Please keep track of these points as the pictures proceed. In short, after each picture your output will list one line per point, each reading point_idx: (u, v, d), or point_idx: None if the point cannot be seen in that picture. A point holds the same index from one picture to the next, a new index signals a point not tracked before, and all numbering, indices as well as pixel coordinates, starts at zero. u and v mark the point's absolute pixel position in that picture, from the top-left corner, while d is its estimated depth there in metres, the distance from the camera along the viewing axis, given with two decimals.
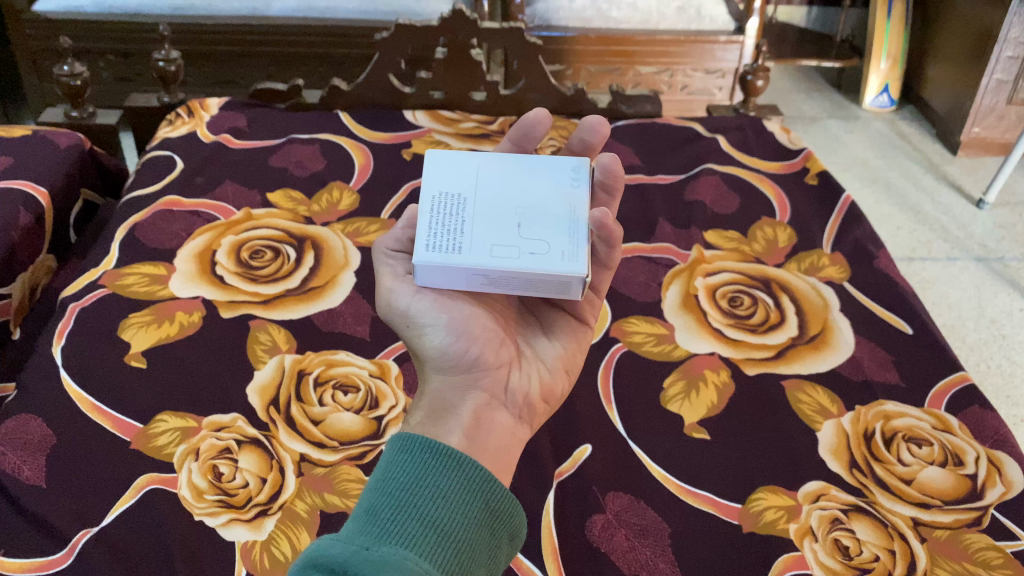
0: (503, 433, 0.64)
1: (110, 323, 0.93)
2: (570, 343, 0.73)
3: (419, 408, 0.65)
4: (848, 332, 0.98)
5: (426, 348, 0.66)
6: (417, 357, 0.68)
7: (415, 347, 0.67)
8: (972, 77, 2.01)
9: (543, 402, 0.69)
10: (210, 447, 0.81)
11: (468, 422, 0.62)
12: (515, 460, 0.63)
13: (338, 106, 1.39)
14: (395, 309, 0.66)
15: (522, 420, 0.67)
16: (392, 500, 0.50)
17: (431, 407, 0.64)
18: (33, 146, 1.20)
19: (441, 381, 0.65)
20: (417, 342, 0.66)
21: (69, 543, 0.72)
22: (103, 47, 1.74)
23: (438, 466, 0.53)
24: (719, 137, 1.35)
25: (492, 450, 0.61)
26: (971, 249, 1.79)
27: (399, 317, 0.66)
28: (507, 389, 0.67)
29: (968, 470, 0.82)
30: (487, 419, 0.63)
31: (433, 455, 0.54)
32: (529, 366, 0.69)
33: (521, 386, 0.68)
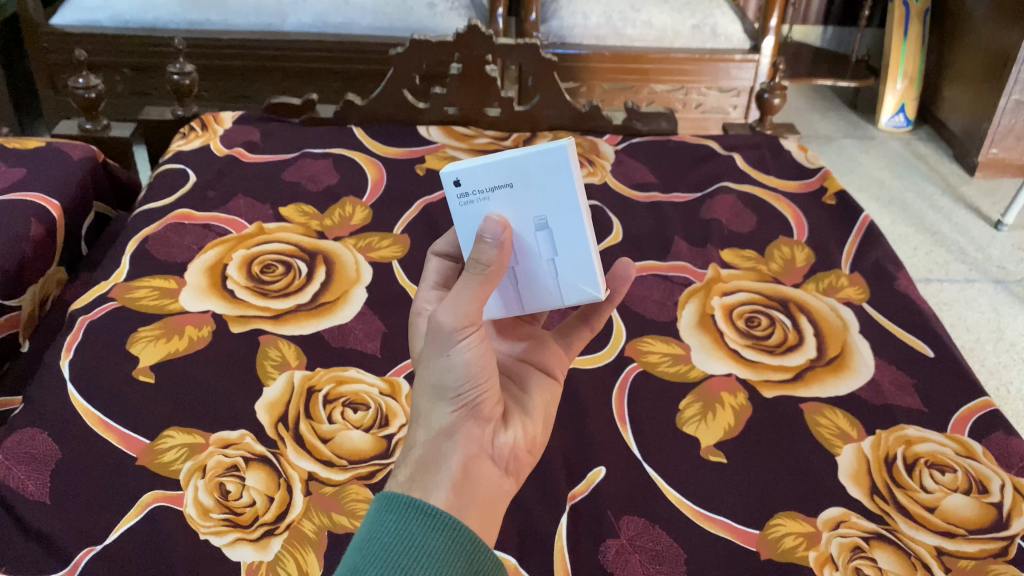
0: (491, 487, 0.57)
1: (120, 337, 0.92)
2: (543, 394, 0.68)
3: (408, 453, 0.56)
4: (868, 354, 0.96)
5: (437, 382, 0.57)
6: (418, 389, 0.58)
7: (424, 377, 0.58)
8: (990, 97, 1.99)
9: (527, 456, 0.63)
10: (217, 464, 0.80)
11: (458, 475, 0.55)
12: (497, 519, 0.57)
13: (352, 121, 1.39)
14: (444, 325, 0.56)
15: (508, 473, 0.60)
16: (377, 564, 0.48)
17: (424, 454, 0.56)
18: (47, 158, 1.20)
19: (440, 422, 0.57)
20: (431, 371, 0.57)
21: (71, 561, 0.70)
22: (119, 61, 1.75)
23: (425, 526, 0.50)
24: (735, 156, 1.34)
25: (478, 507, 0.55)
26: (989, 272, 1.77)
27: (437, 336, 0.56)
28: (495, 442, 0.60)
29: (993, 498, 0.79)
30: (478, 472, 0.57)
31: (420, 515, 0.51)
32: (516, 418, 0.63)
33: (510, 439, 0.61)
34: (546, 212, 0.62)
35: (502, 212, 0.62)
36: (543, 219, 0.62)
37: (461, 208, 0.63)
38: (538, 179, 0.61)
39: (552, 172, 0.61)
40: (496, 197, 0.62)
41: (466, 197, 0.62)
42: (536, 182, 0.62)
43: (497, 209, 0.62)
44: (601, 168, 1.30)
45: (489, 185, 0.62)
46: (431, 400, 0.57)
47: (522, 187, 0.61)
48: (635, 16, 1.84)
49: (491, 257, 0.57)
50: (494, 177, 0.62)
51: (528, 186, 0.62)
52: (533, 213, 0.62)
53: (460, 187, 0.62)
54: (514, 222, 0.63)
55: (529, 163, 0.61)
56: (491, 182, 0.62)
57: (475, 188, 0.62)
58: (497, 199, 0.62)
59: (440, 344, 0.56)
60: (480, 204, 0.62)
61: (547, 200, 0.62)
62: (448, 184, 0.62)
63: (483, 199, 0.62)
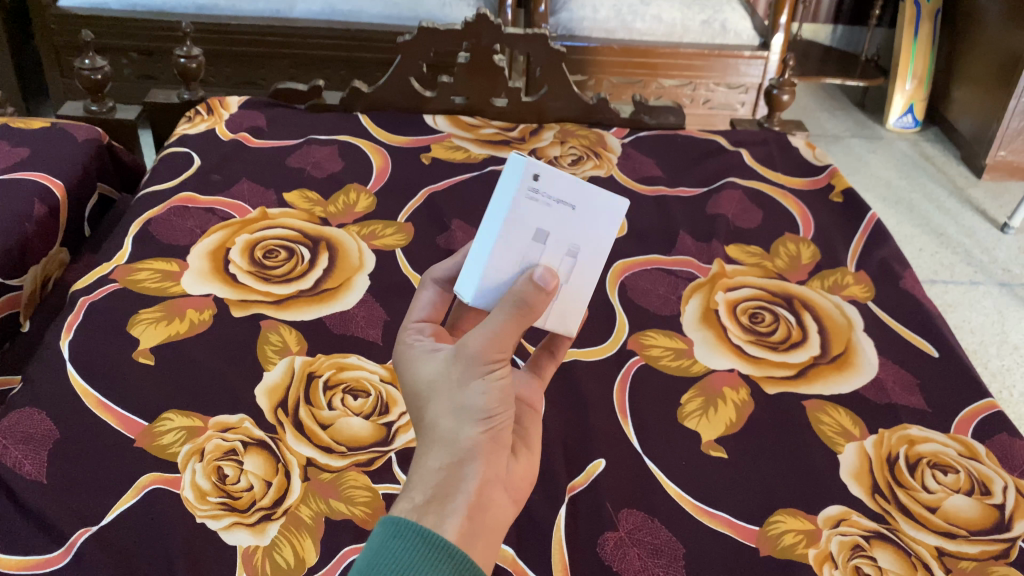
0: (502, 515, 0.55)
1: (121, 318, 0.92)
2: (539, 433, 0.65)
3: (423, 476, 0.54)
4: (873, 353, 0.95)
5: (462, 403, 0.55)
6: (436, 411, 0.56)
7: (447, 398, 0.56)
8: (1000, 100, 1.98)
9: (529, 487, 0.61)
10: (216, 447, 0.79)
11: (474, 500, 0.53)
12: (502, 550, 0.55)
13: (358, 108, 1.38)
14: (490, 348, 0.56)
15: (515, 504, 0.58)
16: None
17: (444, 478, 0.53)
18: (52, 139, 1.19)
19: (464, 446, 0.55)
20: (461, 392, 0.56)
21: (67, 542, 0.70)
22: (126, 44, 1.74)
23: (432, 556, 0.48)
24: (743, 152, 1.33)
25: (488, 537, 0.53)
26: (995, 274, 1.76)
27: (476, 361, 0.56)
28: (507, 472, 0.58)
29: (995, 500, 0.79)
30: (493, 500, 0.54)
31: (429, 546, 0.49)
32: (522, 452, 0.61)
33: (519, 470, 0.59)
34: (582, 246, 0.67)
35: (552, 226, 0.65)
36: (577, 249, 0.66)
37: (523, 199, 0.64)
38: (596, 215, 0.66)
39: (605, 216, 0.67)
40: (556, 209, 0.65)
41: (533, 191, 0.65)
42: (593, 217, 0.66)
43: (551, 220, 0.65)
44: (608, 161, 1.29)
45: (557, 197, 0.65)
46: (456, 422, 0.55)
47: (581, 214, 0.66)
48: (645, 10, 1.84)
49: (538, 303, 0.57)
50: (568, 193, 0.65)
51: (585, 216, 0.66)
52: (573, 240, 0.66)
53: (536, 181, 0.64)
54: (555, 239, 0.65)
55: (597, 201, 0.66)
56: (562, 197, 0.65)
57: (547, 193, 0.65)
58: (556, 211, 0.65)
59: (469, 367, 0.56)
60: (540, 206, 0.65)
61: (590, 236, 0.66)
62: (530, 173, 0.64)
63: (545, 205, 0.65)
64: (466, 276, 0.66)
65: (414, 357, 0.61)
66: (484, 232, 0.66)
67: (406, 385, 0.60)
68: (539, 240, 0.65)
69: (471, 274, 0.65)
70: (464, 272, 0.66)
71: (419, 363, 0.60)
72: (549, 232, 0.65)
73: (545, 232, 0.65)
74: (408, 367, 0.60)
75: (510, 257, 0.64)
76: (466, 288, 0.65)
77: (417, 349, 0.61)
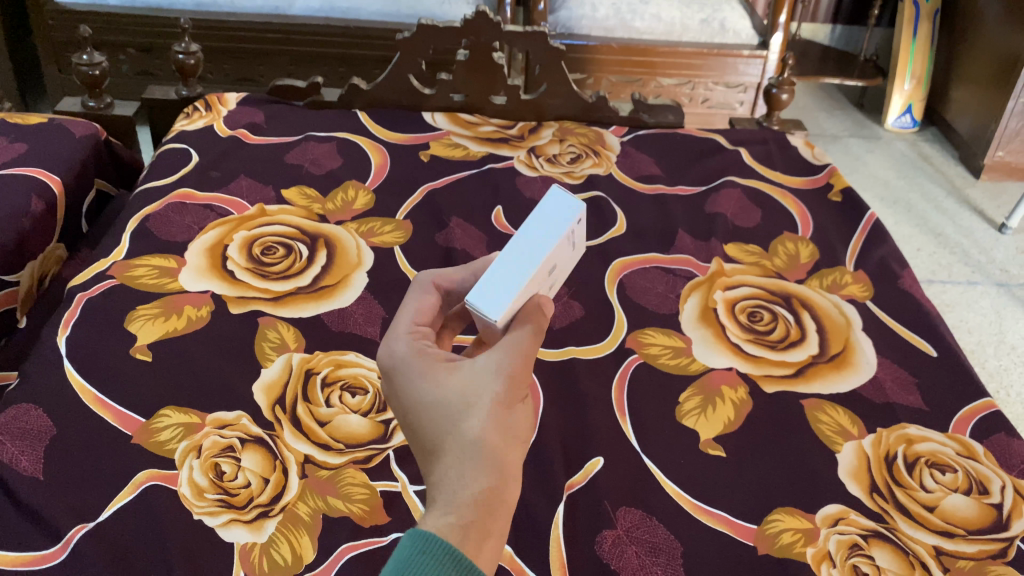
0: None
1: (118, 315, 0.92)
2: None
3: (469, 495, 0.50)
4: (871, 352, 0.96)
5: (503, 424, 0.54)
6: (480, 426, 0.53)
7: (494, 416, 0.54)
8: (998, 100, 1.98)
9: None
10: (213, 444, 0.79)
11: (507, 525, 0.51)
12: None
13: (357, 105, 1.38)
14: (524, 372, 0.57)
15: None
16: None
17: (493, 499, 0.50)
18: (49, 134, 1.19)
19: (508, 468, 0.53)
20: (506, 412, 0.54)
21: (63, 538, 0.70)
22: (124, 40, 1.74)
23: None
24: (742, 151, 1.33)
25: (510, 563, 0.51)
26: (992, 274, 1.76)
27: (519, 383, 0.56)
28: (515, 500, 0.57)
29: (993, 499, 0.79)
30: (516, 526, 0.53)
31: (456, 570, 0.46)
32: None
33: None
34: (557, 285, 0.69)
35: (562, 264, 0.67)
36: (555, 286, 0.68)
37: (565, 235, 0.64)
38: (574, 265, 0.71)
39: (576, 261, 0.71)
40: (569, 250, 0.67)
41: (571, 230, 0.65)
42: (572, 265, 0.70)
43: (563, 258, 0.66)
44: (607, 159, 1.29)
45: (574, 240, 0.68)
46: (500, 442, 0.53)
47: (574, 257, 0.69)
48: (644, 8, 1.84)
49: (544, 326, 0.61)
50: (577, 241, 0.68)
51: (573, 259, 0.70)
52: (558, 278, 0.68)
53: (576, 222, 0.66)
54: (557, 276, 0.67)
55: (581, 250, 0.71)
56: (575, 241, 0.68)
57: (575, 234, 0.67)
58: (567, 253, 0.67)
59: (511, 389, 0.55)
60: (567, 244, 0.66)
61: (563, 278, 0.70)
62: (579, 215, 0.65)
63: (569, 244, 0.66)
64: (490, 290, 0.60)
65: (435, 368, 0.57)
66: (518, 250, 0.62)
67: (428, 395, 0.55)
68: (552, 274, 0.65)
69: (501, 290, 0.60)
70: (484, 284, 0.60)
71: (445, 375, 0.56)
72: (559, 267, 0.66)
73: (558, 267, 0.66)
74: (430, 377, 0.56)
75: (536, 286, 0.62)
76: (491, 303, 0.59)
77: (435, 361, 0.58)
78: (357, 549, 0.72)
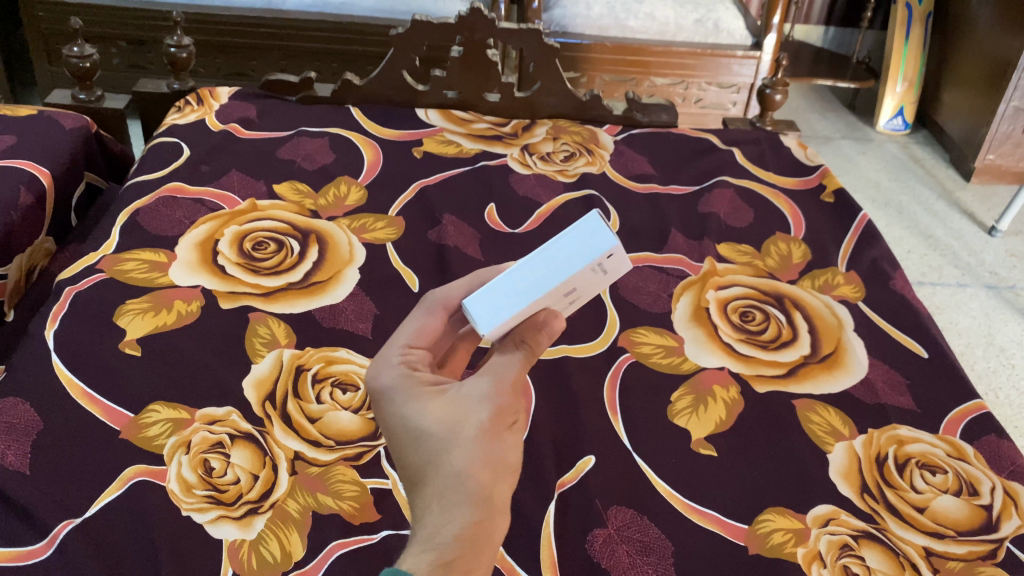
0: None
1: (107, 309, 0.91)
2: None
3: (451, 531, 0.50)
4: (862, 353, 0.96)
5: (490, 456, 0.54)
6: (463, 459, 0.54)
7: (478, 449, 0.54)
8: (989, 104, 1.99)
9: None
10: (202, 440, 0.78)
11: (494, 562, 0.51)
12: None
13: (350, 101, 1.37)
14: (511, 404, 0.58)
15: None
16: None
17: (476, 534, 0.51)
18: (38, 126, 1.18)
19: (494, 504, 0.53)
20: (492, 445, 0.55)
21: (50, 534, 0.69)
22: (115, 33, 1.72)
23: None
24: (735, 151, 1.33)
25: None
26: (982, 276, 1.77)
27: (507, 416, 0.57)
28: None
29: (983, 500, 0.79)
30: None
31: None
32: None
33: None
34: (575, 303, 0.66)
35: (582, 291, 0.63)
36: (571, 309, 0.66)
37: (588, 269, 0.61)
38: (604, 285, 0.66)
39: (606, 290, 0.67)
40: (594, 279, 0.63)
41: (599, 265, 0.61)
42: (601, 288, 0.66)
43: (583, 285, 0.63)
44: (600, 158, 1.29)
45: (606, 274, 0.63)
46: (486, 474, 0.53)
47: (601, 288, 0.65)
48: (638, 8, 1.84)
49: (539, 347, 0.61)
50: (608, 271, 0.63)
51: (601, 289, 0.66)
52: (580, 302, 0.66)
53: (608, 258, 0.61)
54: (572, 300, 0.64)
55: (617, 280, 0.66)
56: (604, 271, 0.63)
57: (605, 269, 0.62)
58: (588, 283, 0.63)
59: (498, 423, 0.56)
60: (591, 275, 0.62)
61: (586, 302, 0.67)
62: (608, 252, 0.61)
63: (594, 275, 0.62)
64: (490, 300, 0.60)
65: (422, 393, 0.57)
66: (532, 266, 0.61)
67: (412, 423, 0.56)
68: (566, 298, 0.63)
69: (493, 304, 0.60)
70: (486, 292, 0.60)
71: (430, 401, 0.57)
72: (573, 296, 0.63)
73: (575, 293, 0.63)
74: (414, 407, 0.57)
75: (538, 307, 0.60)
76: (479, 316, 0.60)
77: (421, 386, 0.58)
78: (347, 546, 0.71)
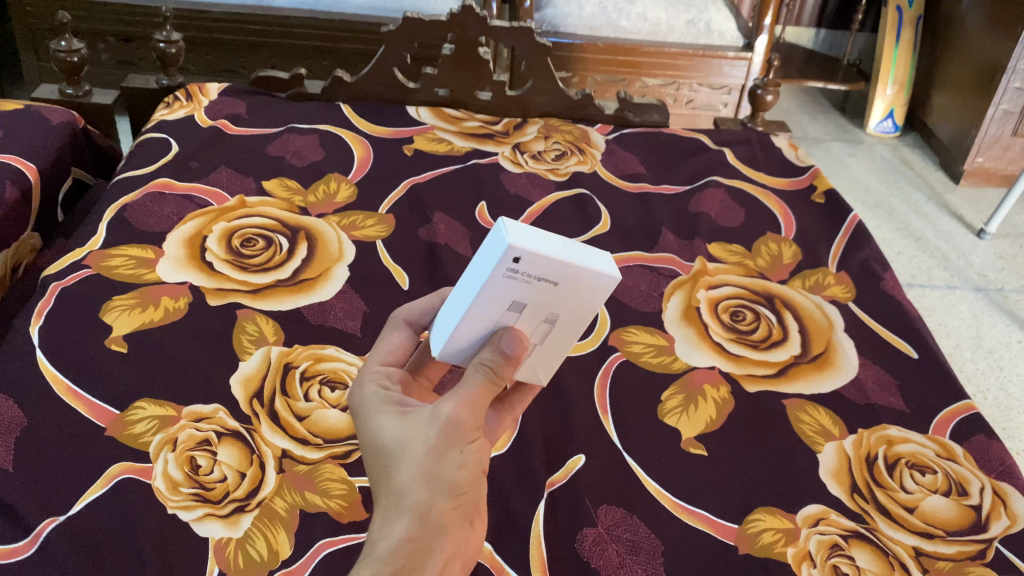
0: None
1: (93, 305, 0.90)
2: None
3: (386, 547, 0.50)
4: (852, 353, 0.96)
5: (435, 474, 0.52)
6: (407, 476, 0.52)
7: (422, 466, 0.52)
8: (978, 107, 2.00)
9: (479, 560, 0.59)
10: (189, 438, 0.78)
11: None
12: None
13: (341, 98, 1.36)
14: (470, 419, 0.54)
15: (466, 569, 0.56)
16: None
17: (411, 550, 0.51)
18: (25, 120, 1.16)
19: (435, 518, 0.52)
20: (441, 461, 0.52)
21: (33, 532, 0.68)
22: (104, 29, 1.71)
23: None
24: (726, 151, 1.33)
25: None
26: (971, 278, 1.78)
27: (462, 431, 0.53)
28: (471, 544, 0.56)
29: (972, 500, 0.79)
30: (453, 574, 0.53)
31: None
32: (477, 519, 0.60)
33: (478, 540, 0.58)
34: (559, 310, 0.59)
35: (531, 299, 0.57)
36: (556, 317, 0.59)
37: (502, 280, 0.55)
38: (583, 286, 0.57)
39: (595, 288, 0.58)
40: (536, 285, 0.56)
41: (514, 272, 0.55)
42: (579, 288, 0.57)
43: (525, 293, 0.57)
44: (592, 157, 1.29)
45: (539, 275, 0.55)
46: (428, 492, 0.52)
47: (564, 289, 0.57)
48: (630, 8, 1.84)
49: (506, 372, 0.56)
50: (548, 271, 0.55)
51: (569, 290, 0.57)
52: (553, 309, 0.59)
53: (516, 263, 0.54)
54: (532, 309, 0.58)
55: (585, 276, 0.56)
56: (541, 274, 0.55)
57: (527, 272, 0.55)
58: (531, 288, 0.56)
59: (448, 440, 0.53)
60: (519, 284, 0.56)
61: (572, 305, 0.59)
62: (507, 258, 0.53)
63: (525, 282, 0.56)
64: (438, 330, 0.61)
65: (383, 408, 0.56)
66: (461, 288, 0.59)
67: (372, 439, 0.55)
68: (514, 309, 0.58)
69: (439, 332, 0.60)
70: (438, 321, 0.61)
71: (389, 417, 0.56)
72: (527, 305, 0.58)
73: (521, 303, 0.57)
74: (375, 422, 0.56)
75: (477, 327, 0.58)
76: (433, 344, 0.61)
77: (387, 402, 0.57)
78: (335, 545, 0.71)
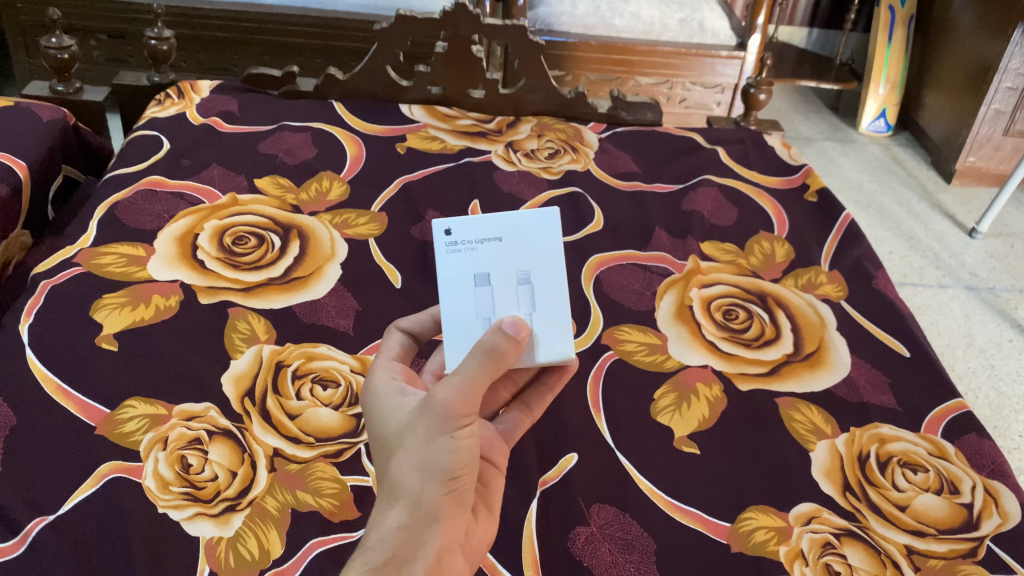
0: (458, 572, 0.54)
1: (83, 303, 0.89)
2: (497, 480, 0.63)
3: (379, 536, 0.51)
4: (844, 352, 0.96)
5: (424, 462, 0.52)
6: (400, 466, 0.52)
7: (414, 455, 0.52)
8: (970, 106, 2.01)
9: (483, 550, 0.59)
10: (180, 436, 0.77)
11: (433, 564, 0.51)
12: None
13: (333, 95, 1.36)
14: (459, 404, 0.51)
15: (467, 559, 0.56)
16: None
17: (402, 539, 0.51)
18: (15, 117, 1.15)
19: (426, 507, 0.52)
20: (430, 449, 0.52)
21: (22, 531, 0.68)
22: (94, 26, 1.70)
23: None
24: (719, 150, 1.33)
25: None
26: (962, 278, 1.79)
27: (450, 418, 0.52)
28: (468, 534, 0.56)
29: (963, 499, 0.80)
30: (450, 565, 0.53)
31: None
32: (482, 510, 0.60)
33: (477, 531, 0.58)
34: (528, 266, 0.63)
35: (490, 265, 0.62)
36: (528, 275, 0.62)
37: (450, 256, 0.62)
38: (529, 235, 0.63)
39: (539, 232, 0.64)
40: (482, 248, 0.63)
41: (453, 245, 0.62)
42: (528, 237, 0.63)
43: (480, 259, 0.62)
44: (584, 156, 1.29)
45: (477, 239, 0.63)
46: (419, 479, 0.52)
47: (511, 244, 0.63)
48: (624, 7, 1.83)
49: (507, 354, 0.52)
50: (484, 230, 0.63)
51: (516, 244, 0.63)
52: (517, 267, 0.62)
53: (450, 235, 0.62)
54: (499, 275, 0.62)
55: (520, 222, 0.63)
56: (481, 235, 0.63)
57: (465, 240, 0.62)
58: (483, 252, 0.62)
59: (436, 426, 0.52)
60: (467, 253, 0.62)
61: (532, 257, 0.63)
62: (438, 232, 0.62)
63: (471, 249, 0.62)
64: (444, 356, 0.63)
65: (384, 398, 0.57)
66: None
67: (375, 428, 0.56)
68: (484, 283, 0.62)
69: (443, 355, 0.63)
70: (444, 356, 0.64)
71: (389, 407, 0.56)
72: (491, 272, 0.62)
73: (485, 273, 0.62)
74: (378, 412, 0.56)
75: (462, 318, 0.61)
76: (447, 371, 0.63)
77: (388, 393, 0.57)
78: (326, 544, 0.70)
